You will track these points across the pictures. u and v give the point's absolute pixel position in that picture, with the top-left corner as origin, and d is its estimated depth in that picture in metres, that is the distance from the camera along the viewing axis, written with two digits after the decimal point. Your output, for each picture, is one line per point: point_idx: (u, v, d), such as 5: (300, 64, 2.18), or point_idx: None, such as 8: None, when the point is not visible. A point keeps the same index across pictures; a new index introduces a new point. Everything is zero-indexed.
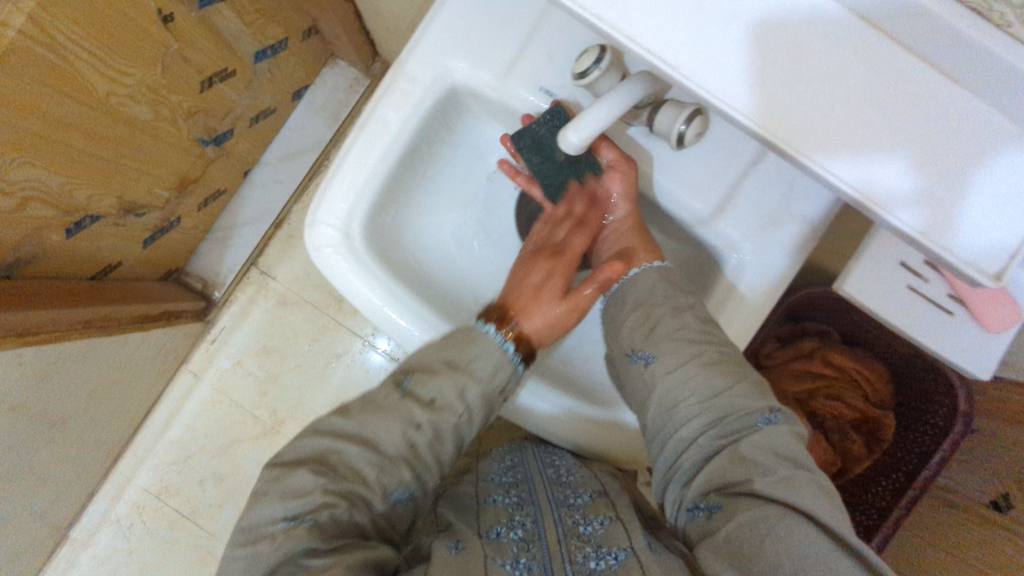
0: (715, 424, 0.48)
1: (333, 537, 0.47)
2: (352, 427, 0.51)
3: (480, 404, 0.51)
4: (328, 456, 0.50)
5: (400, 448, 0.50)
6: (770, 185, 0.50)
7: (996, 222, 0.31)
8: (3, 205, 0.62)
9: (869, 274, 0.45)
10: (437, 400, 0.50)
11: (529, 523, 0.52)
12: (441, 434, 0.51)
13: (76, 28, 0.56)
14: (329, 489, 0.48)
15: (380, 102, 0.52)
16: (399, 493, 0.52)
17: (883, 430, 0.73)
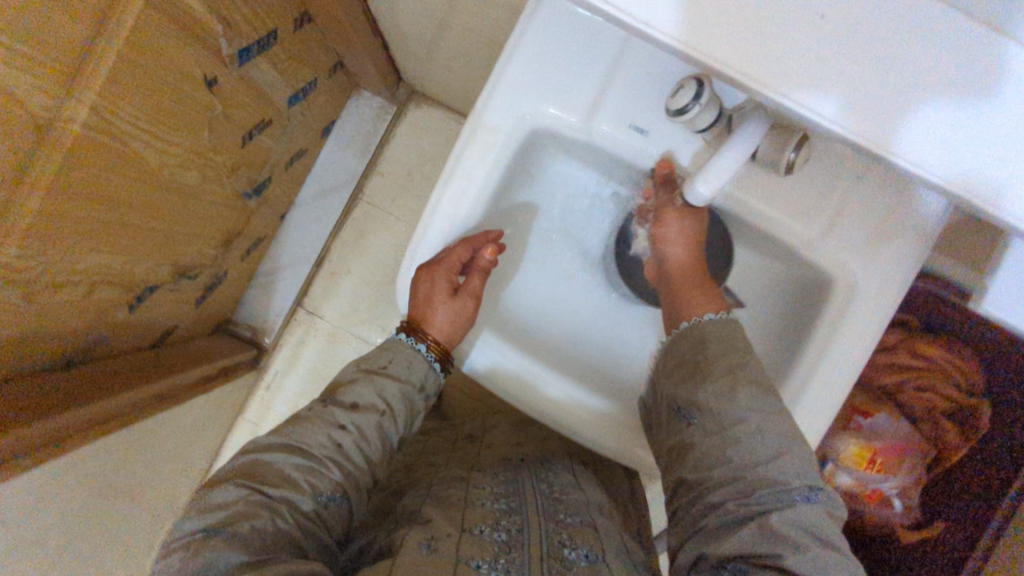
0: (739, 494, 0.45)
1: (263, 545, 0.43)
2: (281, 441, 0.51)
3: (399, 405, 0.56)
4: (257, 467, 0.48)
5: (329, 448, 0.51)
6: (874, 200, 0.48)
7: (933, 147, 0.32)
8: (72, 294, 0.60)
9: (1007, 287, 0.42)
10: (358, 403, 0.54)
11: (513, 530, 0.53)
12: (367, 434, 0.54)
13: (132, 107, 0.54)
14: (255, 499, 0.46)
15: (461, 158, 0.50)
16: (331, 494, 0.50)
17: (979, 418, 0.72)
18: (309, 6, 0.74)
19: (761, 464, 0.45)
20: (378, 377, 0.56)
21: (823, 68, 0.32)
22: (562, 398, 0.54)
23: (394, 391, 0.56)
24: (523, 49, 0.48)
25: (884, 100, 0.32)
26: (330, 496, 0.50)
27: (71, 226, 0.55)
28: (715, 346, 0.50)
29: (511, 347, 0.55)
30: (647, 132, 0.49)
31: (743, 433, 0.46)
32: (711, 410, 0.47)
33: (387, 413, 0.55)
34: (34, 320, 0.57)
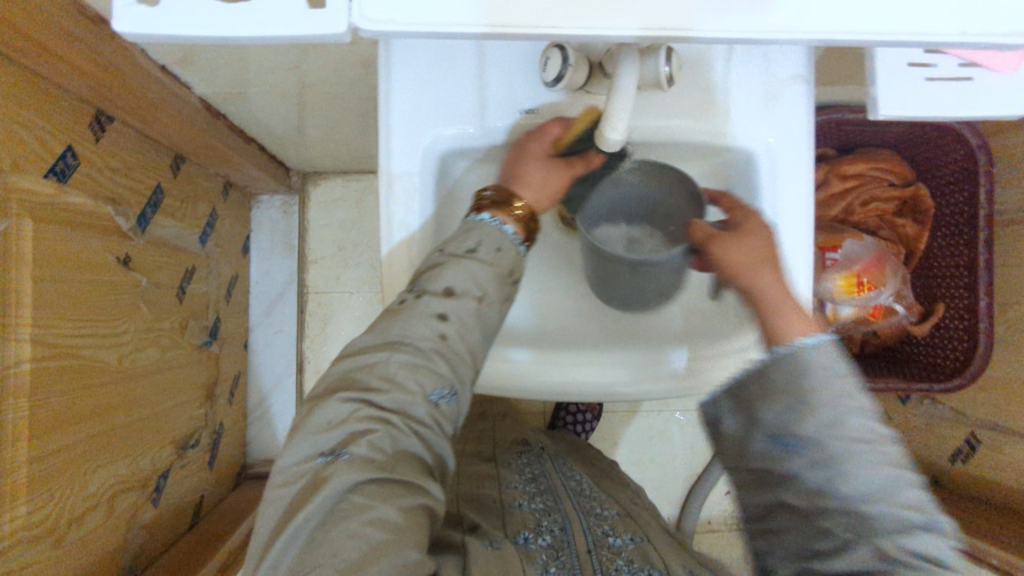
0: (809, 461, 0.42)
1: (381, 466, 0.41)
2: (381, 338, 0.45)
3: (496, 287, 0.47)
4: (357, 374, 0.44)
5: (432, 343, 0.44)
6: (752, 69, 0.52)
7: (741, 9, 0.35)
8: (98, 516, 0.59)
9: (893, 87, 0.46)
10: (452, 288, 0.46)
11: (556, 529, 0.55)
12: (468, 323, 0.46)
13: (68, 319, 0.54)
14: (365, 414, 0.42)
15: (390, 210, 0.52)
16: (445, 395, 0.44)
17: (923, 202, 0.79)
18: (177, 147, 0.74)
19: (829, 433, 0.41)
20: (472, 260, 0.47)
21: None
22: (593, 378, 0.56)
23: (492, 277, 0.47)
24: (395, 93, 0.50)
25: None
26: (441, 393, 0.44)
27: (66, 457, 0.54)
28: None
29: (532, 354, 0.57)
30: (537, 109, 0.51)
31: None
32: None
33: (485, 297, 0.47)
34: (76, 559, 0.56)
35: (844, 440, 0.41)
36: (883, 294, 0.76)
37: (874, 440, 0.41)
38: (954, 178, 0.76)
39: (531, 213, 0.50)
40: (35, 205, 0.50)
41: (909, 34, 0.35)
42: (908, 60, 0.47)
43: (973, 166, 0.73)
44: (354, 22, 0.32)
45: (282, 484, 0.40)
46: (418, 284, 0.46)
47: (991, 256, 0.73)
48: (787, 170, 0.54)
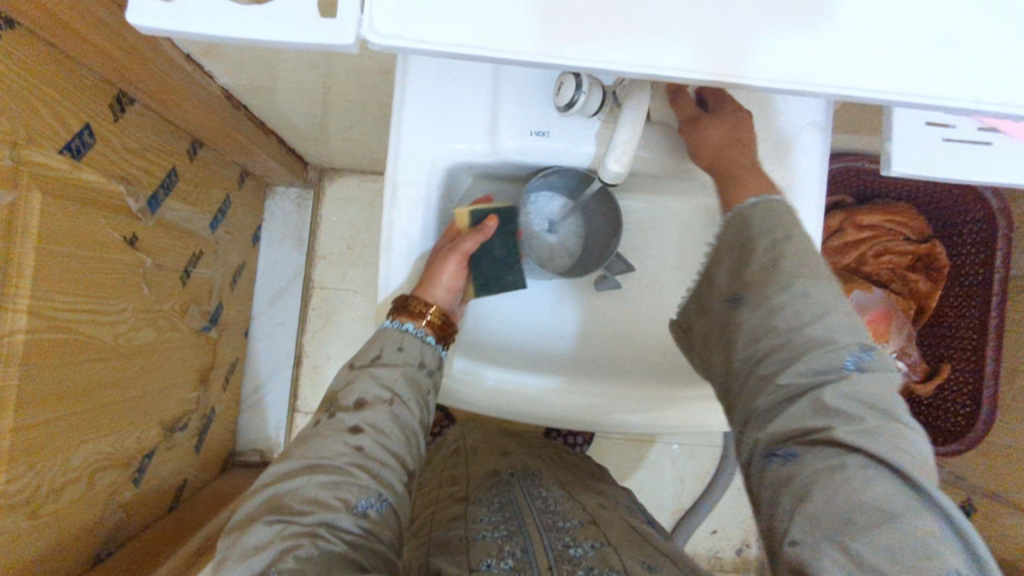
0: (790, 363, 0.44)
1: (318, 568, 0.45)
2: (302, 462, 0.51)
3: (406, 392, 0.56)
4: (283, 498, 0.49)
5: (349, 454, 0.52)
6: (768, 112, 0.52)
7: (785, 61, 0.34)
8: (78, 492, 0.59)
9: (908, 145, 0.46)
10: (362, 401, 0.54)
11: (518, 552, 0.53)
12: (382, 429, 0.54)
13: (68, 295, 0.55)
14: (290, 531, 0.47)
15: (391, 220, 0.52)
16: (368, 501, 0.51)
17: (937, 259, 0.77)
18: (196, 132, 0.75)
19: (807, 325, 0.45)
20: (382, 373, 0.56)
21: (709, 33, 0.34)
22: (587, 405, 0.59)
23: (400, 377, 0.56)
24: (408, 105, 0.51)
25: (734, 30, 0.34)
26: (367, 501, 0.51)
27: (52, 429, 0.54)
28: (761, 225, 0.47)
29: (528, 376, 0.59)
30: (547, 132, 0.51)
31: (788, 307, 0.45)
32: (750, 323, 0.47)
33: (396, 401, 0.55)
34: (52, 533, 0.56)
35: (830, 353, 0.44)
36: (886, 350, 0.75)
37: (863, 352, 0.44)
38: (969, 239, 0.76)
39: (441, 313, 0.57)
40: (46, 178, 0.51)
41: (924, 96, 0.35)
42: (925, 119, 0.46)
43: (991, 230, 0.73)
44: (362, 34, 0.32)
45: None
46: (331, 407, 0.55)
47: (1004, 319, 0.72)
48: (795, 216, 0.53)
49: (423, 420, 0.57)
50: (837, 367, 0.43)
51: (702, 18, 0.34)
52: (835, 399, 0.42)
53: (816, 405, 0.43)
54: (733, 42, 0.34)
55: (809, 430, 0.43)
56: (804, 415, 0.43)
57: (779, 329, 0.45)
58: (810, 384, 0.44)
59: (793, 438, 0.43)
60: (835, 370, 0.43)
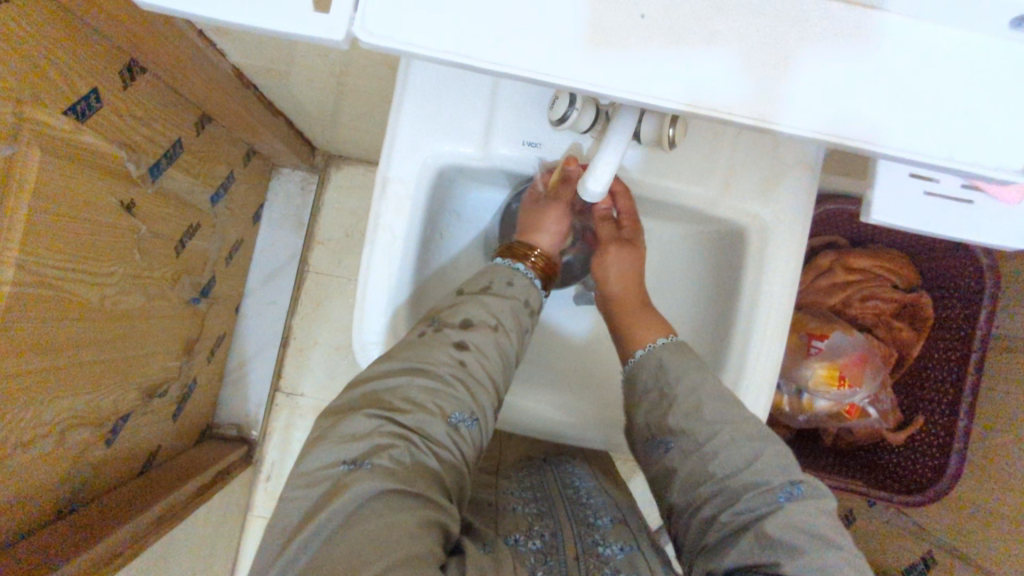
0: (730, 502, 0.47)
1: (402, 474, 0.45)
2: (402, 363, 0.49)
3: (511, 321, 0.54)
4: (385, 393, 0.48)
5: (451, 368, 0.50)
6: (759, 145, 0.53)
7: (805, 107, 0.35)
8: (46, 447, 0.60)
9: (890, 195, 0.46)
10: (469, 320, 0.52)
11: (547, 534, 0.54)
12: (485, 352, 0.51)
13: (57, 252, 0.56)
14: (388, 429, 0.46)
15: (379, 213, 0.53)
16: (461, 417, 0.49)
17: (922, 310, 0.78)
18: (205, 107, 0.77)
19: (741, 471, 0.47)
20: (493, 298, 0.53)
21: (732, 70, 0.35)
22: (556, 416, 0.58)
23: (507, 310, 0.53)
24: (408, 103, 0.52)
25: (763, 71, 0.35)
26: (460, 415, 0.49)
27: (27, 380, 0.55)
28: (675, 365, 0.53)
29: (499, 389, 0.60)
30: (538, 144, 0.52)
31: (718, 447, 0.49)
32: (682, 393, 0.50)
33: (500, 328, 0.53)
34: (16, 482, 0.57)
35: (767, 482, 0.47)
36: (858, 395, 0.75)
37: (795, 483, 0.47)
38: (956, 293, 0.75)
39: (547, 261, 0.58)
40: (47, 137, 0.52)
41: (895, 148, 0.35)
42: (909, 171, 0.46)
43: (979, 283, 0.72)
44: (352, 31, 0.33)
45: (298, 487, 0.44)
46: (436, 316, 0.52)
47: (980, 379, 0.71)
48: (777, 252, 0.53)
49: (520, 350, 0.55)
50: (773, 500, 0.46)
51: (716, 56, 0.35)
52: (779, 534, 0.44)
53: (762, 541, 0.44)
54: (756, 82, 0.35)
55: (757, 562, 0.44)
56: (750, 543, 0.45)
57: (724, 466, 0.48)
58: (756, 521, 0.45)
59: (744, 569, 0.44)
60: (774, 503, 0.46)
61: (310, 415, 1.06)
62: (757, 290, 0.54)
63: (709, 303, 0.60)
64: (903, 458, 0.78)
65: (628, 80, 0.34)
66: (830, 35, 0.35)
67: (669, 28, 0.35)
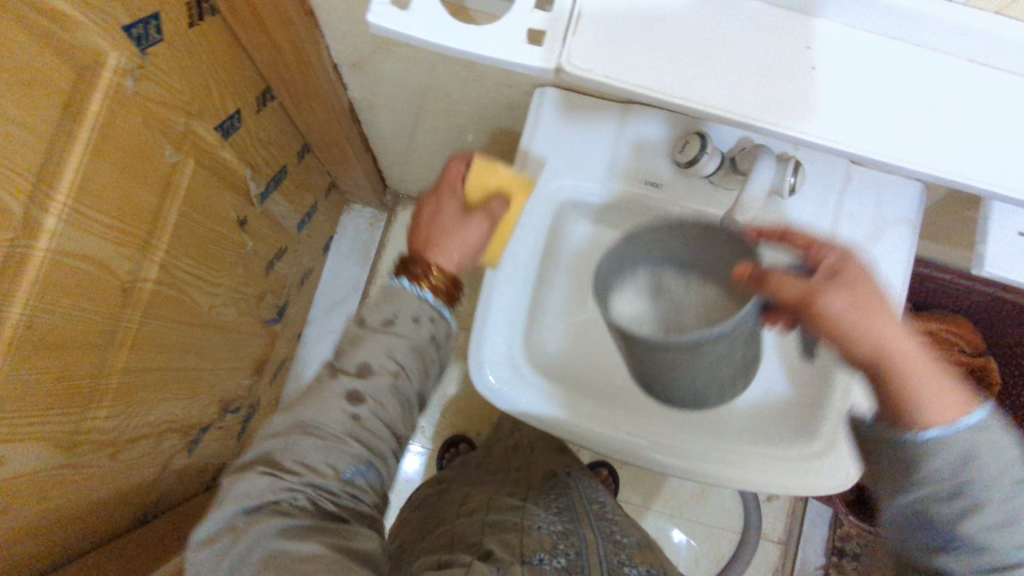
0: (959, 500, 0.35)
1: (298, 535, 0.38)
2: (290, 419, 0.42)
3: (416, 363, 0.45)
4: (272, 451, 0.41)
5: (343, 424, 0.42)
6: (865, 200, 0.56)
7: (950, 157, 0.38)
8: (146, 449, 0.60)
9: (1000, 253, 0.49)
10: (365, 365, 0.43)
11: (571, 555, 0.54)
12: (382, 403, 0.43)
13: (188, 256, 0.58)
14: (281, 487, 0.40)
15: (505, 240, 0.56)
16: (356, 469, 0.42)
17: (989, 376, 0.80)
18: (311, 137, 0.81)
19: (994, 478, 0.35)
20: (424, 346, 0.45)
21: (879, 119, 0.39)
22: (617, 428, 0.55)
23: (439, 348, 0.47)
24: (540, 140, 0.56)
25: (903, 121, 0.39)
26: (356, 469, 0.42)
27: (147, 377, 0.57)
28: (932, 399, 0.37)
29: (567, 394, 0.56)
30: (660, 185, 0.56)
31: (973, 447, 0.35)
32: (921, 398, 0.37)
33: (402, 372, 0.44)
34: (119, 481, 0.57)
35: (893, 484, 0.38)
36: None
37: None
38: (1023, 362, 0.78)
39: (451, 281, 0.47)
40: (200, 149, 0.56)
41: None
42: (1018, 231, 0.50)
43: None
44: (562, 62, 0.37)
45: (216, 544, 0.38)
46: (337, 361, 0.44)
47: None
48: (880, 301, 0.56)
49: (428, 389, 0.47)
50: (914, 510, 0.37)
51: (867, 105, 0.39)
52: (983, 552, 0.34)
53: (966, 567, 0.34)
54: (899, 130, 0.39)
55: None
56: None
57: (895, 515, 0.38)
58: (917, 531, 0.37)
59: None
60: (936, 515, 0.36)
61: None
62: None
63: (801, 346, 0.61)
64: None
65: (792, 120, 0.38)
66: (965, 98, 0.40)
67: (826, 80, 0.39)
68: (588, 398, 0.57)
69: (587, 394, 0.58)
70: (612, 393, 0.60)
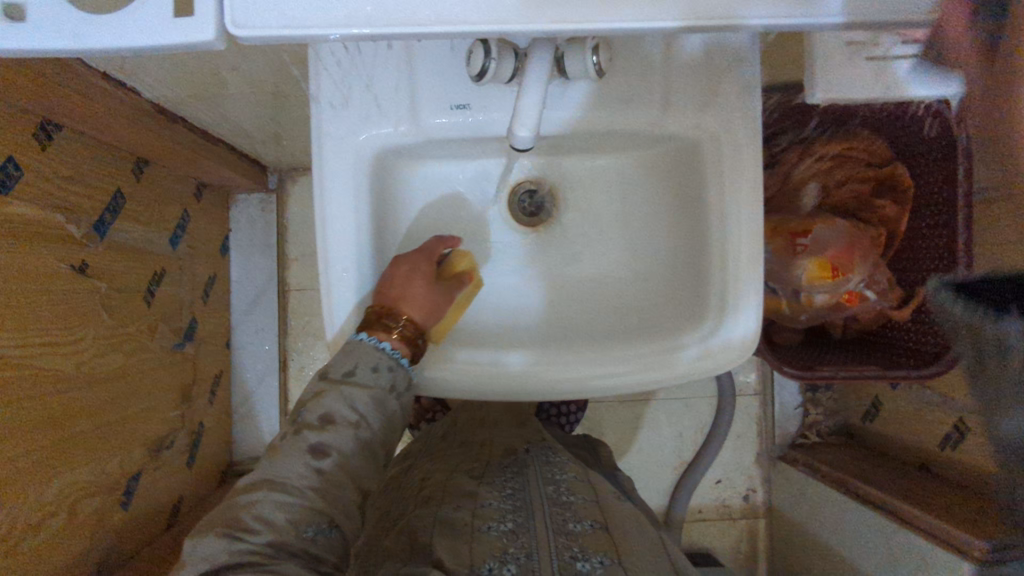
0: None
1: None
2: (253, 482, 0.46)
3: (375, 413, 0.49)
4: (237, 510, 0.45)
5: (309, 482, 0.46)
6: (695, 57, 0.51)
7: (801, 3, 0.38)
8: (56, 524, 0.60)
9: (826, 70, 0.46)
10: (327, 419, 0.48)
11: (521, 557, 0.51)
12: (346, 453, 0.48)
13: (10, 329, 0.54)
14: (239, 551, 0.43)
15: (323, 210, 0.51)
16: (315, 527, 0.46)
17: (901, 182, 0.76)
18: (137, 150, 0.74)
19: None
20: (381, 393, 0.49)
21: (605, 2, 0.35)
22: (496, 367, 0.53)
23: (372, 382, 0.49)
24: (326, 95, 0.50)
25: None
26: (316, 527, 0.46)
27: (25, 463, 0.56)
28: None
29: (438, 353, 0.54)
30: (467, 105, 0.50)
31: None
32: None
33: (363, 424, 0.49)
34: (34, 565, 0.57)
35: None
36: (854, 280, 0.76)
37: None
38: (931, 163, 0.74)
39: (416, 332, 0.50)
40: None
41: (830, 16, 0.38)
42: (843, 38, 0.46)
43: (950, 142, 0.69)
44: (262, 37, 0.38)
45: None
46: (299, 418, 0.48)
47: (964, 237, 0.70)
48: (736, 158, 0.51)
49: (389, 446, 0.51)
50: None
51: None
52: None
53: None
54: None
55: None
56: None
57: None
58: None
59: None
60: None
61: None
62: (723, 204, 0.51)
63: (679, 224, 0.57)
64: (913, 332, 0.77)
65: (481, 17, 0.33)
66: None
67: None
68: (469, 351, 0.55)
69: (465, 344, 0.56)
70: (494, 334, 0.57)
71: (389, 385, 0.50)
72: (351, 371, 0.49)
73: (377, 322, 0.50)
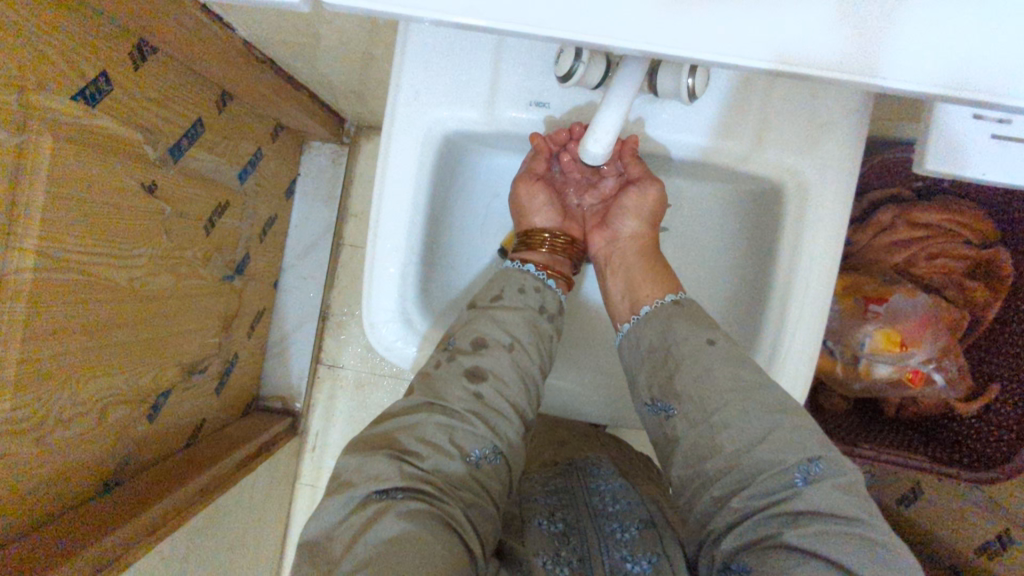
0: None
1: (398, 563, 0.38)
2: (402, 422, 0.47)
3: (530, 337, 0.52)
4: (400, 432, 0.47)
5: (467, 402, 0.48)
6: (796, 99, 0.47)
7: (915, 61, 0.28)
8: (87, 424, 0.63)
9: (943, 143, 0.42)
10: (479, 342, 0.50)
11: (575, 560, 0.48)
12: (501, 375, 0.50)
13: (76, 235, 0.57)
14: (409, 473, 0.43)
15: (382, 185, 0.51)
16: (480, 451, 0.47)
17: (1000, 269, 0.69)
18: (223, 84, 0.76)
19: None
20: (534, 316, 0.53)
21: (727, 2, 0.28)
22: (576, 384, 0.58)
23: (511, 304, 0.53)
24: (406, 70, 0.49)
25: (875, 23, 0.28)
26: (484, 452, 0.48)
27: (68, 362, 0.59)
28: None
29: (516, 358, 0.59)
30: (547, 103, 0.49)
31: None
32: None
33: (516, 345, 0.51)
34: (60, 458, 0.60)
35: None
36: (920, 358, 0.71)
37: None
38: None
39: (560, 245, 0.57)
40: (66, 126, 0.53)
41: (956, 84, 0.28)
42: (974, 110, 0.42)
43: None
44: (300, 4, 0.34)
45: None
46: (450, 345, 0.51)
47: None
48: (815, 214, 0.48)
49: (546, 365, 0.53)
50: None
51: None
52: None
53: None
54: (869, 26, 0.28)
55: None
56: None
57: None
58: None
59: None
60: None
61: (350, 387, 1.08)
62: (797, 253, 0.49)
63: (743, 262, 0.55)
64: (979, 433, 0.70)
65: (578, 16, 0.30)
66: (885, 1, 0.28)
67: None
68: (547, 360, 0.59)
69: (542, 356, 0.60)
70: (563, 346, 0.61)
71: (538, 305, 0.53)
72: (498, 296, 0.53)
73: (525, 246, 0.56)
